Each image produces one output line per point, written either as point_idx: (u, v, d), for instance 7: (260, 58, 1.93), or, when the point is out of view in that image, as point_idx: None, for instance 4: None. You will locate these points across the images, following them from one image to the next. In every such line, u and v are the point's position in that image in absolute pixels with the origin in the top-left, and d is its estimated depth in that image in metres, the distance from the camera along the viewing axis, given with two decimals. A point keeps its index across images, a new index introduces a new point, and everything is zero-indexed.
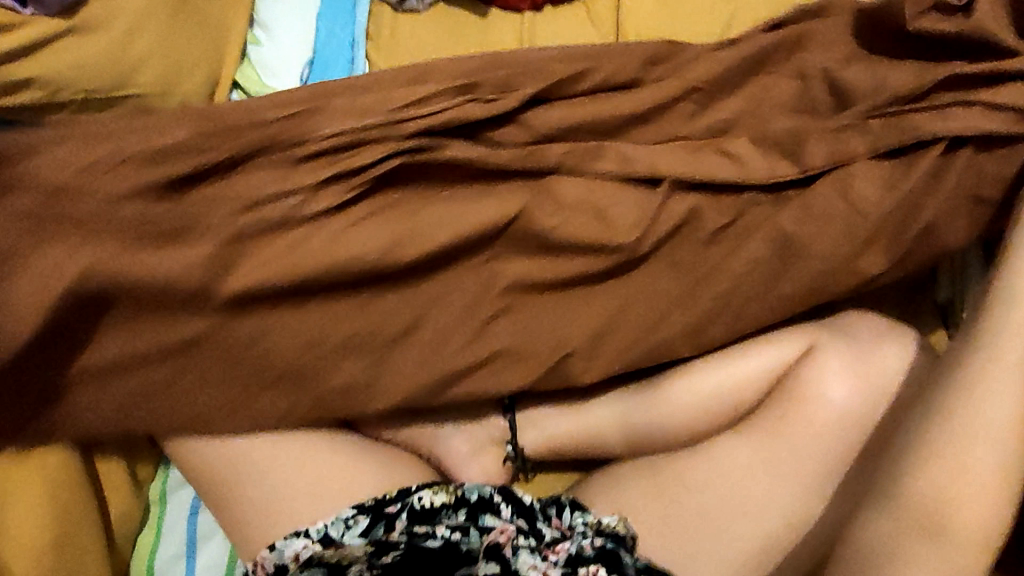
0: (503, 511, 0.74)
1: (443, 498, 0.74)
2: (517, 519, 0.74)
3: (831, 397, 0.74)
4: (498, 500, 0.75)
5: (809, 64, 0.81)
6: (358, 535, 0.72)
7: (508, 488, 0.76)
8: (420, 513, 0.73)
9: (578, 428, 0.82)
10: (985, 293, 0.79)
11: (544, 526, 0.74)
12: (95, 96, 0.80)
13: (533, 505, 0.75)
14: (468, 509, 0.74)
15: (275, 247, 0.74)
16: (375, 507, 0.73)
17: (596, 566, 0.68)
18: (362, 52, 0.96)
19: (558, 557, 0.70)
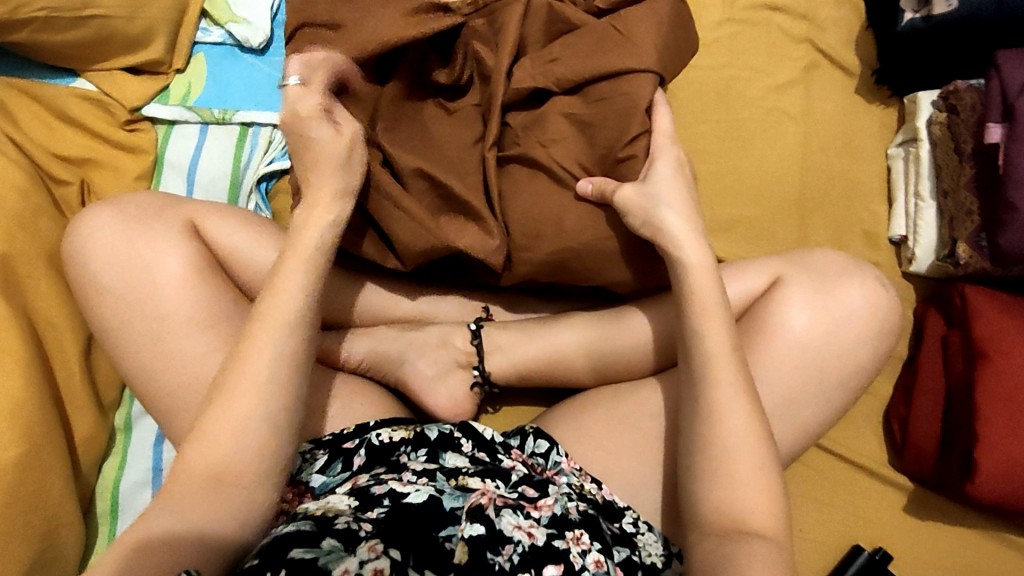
0: (463, 447, 0.74)
1: (401, 433, 0.73)
2: (476, 454, 0.74)
3: (792, 325, 0.73)
4: (459, 436, 0.74)
5: (736, 37, 0.93)
6: (315, 472, 0.71)
7: (467, 424, 0.75)
8: (378, 450, 0.72)
9: (542, 356, 0.83)
10: (928, 227, 0.85)
11: (502, 457, 0.74)
12: (65, 16, 0.80)
13: (493, 440, 0.75)
14: (427, 449, 0.72)
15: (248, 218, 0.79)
16: (333, 443, 0.73)
17: (580, 532, 0.65)
18: None
19: (541, 514, 0.65)
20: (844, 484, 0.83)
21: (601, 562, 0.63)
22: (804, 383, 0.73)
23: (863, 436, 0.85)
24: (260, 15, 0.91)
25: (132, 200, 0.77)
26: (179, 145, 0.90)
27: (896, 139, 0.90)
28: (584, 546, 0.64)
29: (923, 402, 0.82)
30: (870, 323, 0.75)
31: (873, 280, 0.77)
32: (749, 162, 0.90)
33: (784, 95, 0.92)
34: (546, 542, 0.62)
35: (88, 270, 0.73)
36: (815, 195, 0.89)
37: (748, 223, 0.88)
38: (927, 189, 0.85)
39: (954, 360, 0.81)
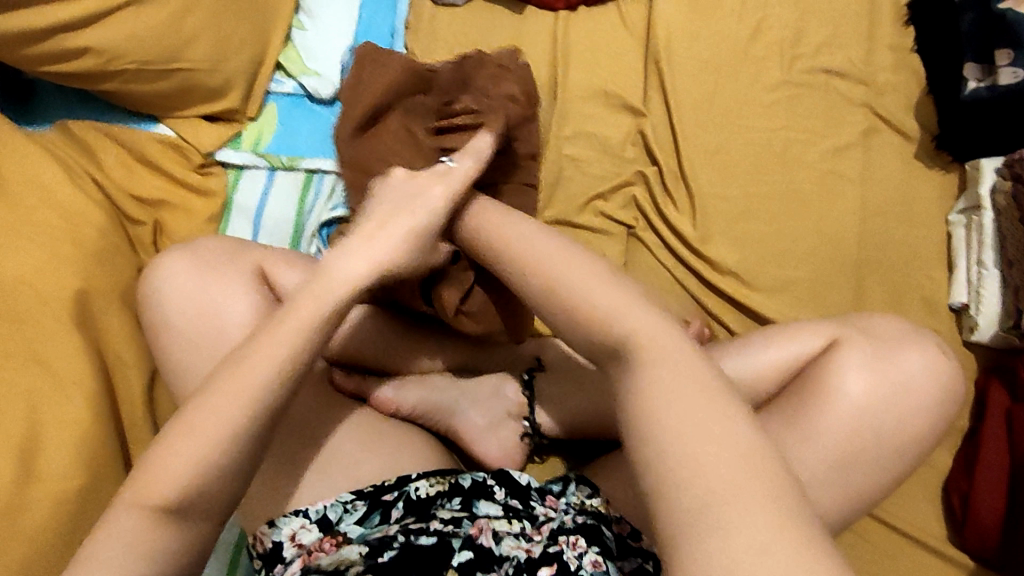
0: (497, 494, 0.73)
1: (438, 486, 0.72)
2: (511, 501, 0.73)
3: (848, 390, 0.72)
4: (492, 484, 0.73)
5: (794, 100, 0.94)
6: (353, 523, 0.70)
7: (502, 470, 0.75)
8: (415, 504, 0.71)
9: (592, 410, 0.83)
10: (991, 296, 0.83)
11: (536, 504, 0.73)
12: (152, 68, 0.85)
13: (527, 485, 0.74)
14: (462, 497, 0.72)
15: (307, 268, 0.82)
16: (371, 493, 0.71)
17: (576, 537, 0.66)
18: (402, 42, 0.99)
19: (542, 535, 0.68)
20: (899, 557, 0.81)
21: (599, 563, 0.64)
22: (859, 451, 0.71)
23: (920, 508, 0.82)
24: (331, 68, 0.95)
25: (203, 244, 0.80)
26: (247, 189, 0.93)
27: (957, 206, 0.89)
28: (580, 550, 0.65)
29: (986, 478, 0.79)
30: (931, 392, 0.73)
31: (934, 348, 0.75)
32: (805, 224, 0.89)
33: (841, 157, 0.92)
34: (542, 552, 0.65)
35: (162, 311, 0.77)
36: (872, 259, 0.89)
37: (803, 284, 0.88)
38: (990, 257, 0.84)
39: (1021, 436, 0.79)
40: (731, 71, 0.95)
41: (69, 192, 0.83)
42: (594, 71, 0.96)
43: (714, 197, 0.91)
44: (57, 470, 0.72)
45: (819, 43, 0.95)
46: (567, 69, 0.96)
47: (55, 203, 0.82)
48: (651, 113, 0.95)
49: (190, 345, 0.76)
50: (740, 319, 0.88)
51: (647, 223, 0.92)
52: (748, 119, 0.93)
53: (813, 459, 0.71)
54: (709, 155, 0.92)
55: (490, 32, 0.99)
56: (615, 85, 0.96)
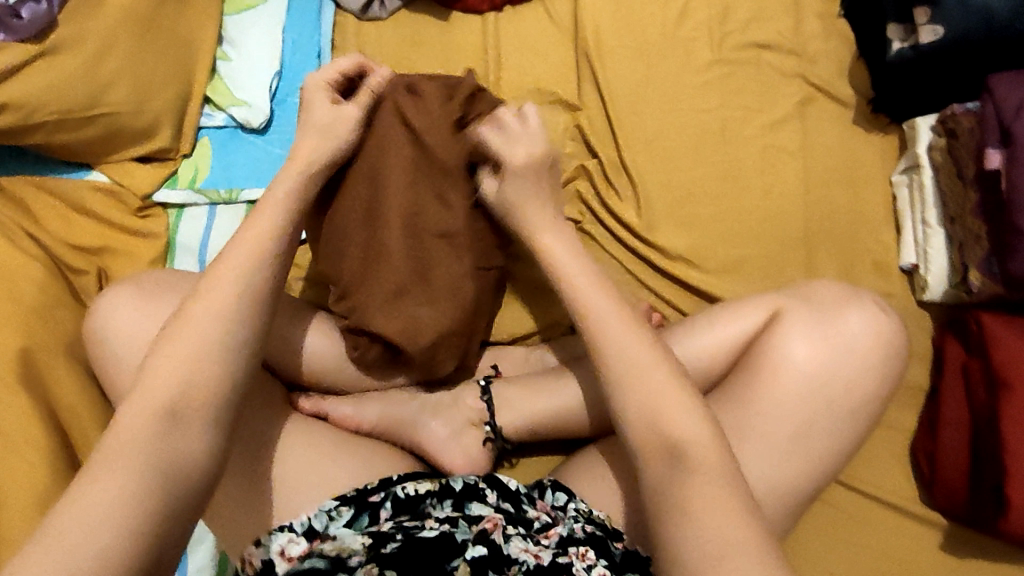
0: (488, 497, 0.73)
1: (428, 486, 0.73)
2: (502, 504, 0.73)
3: (795, 358, 0.71)
4: (484, 487, 0.74)
5: (728, 76, 0.93)
6: (342, 526, 0.70)
7: (492, 475, 0.75)
8: (403, 502, 0.72)
9: (552, 412, 0.83)
10: (938, 255, 0.83)
11: (528, 508, 0.74)
12: (75, 117, 0.83)
13: (518, 489, 0.75)
14: (453, 500, 0.73)
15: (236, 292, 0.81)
16: (358, 497, 0.72)
17: (586, 548, 0.68)
18: (327, 60, 0.97)
19: (550, 540, 0.69)
20: (871, 521, 0.81)
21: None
22: (812, 419, 0.71)
23: (889, 470, 0.82)
24: (259, 95, 0.94)
25: (144, 278, 0.80)
26: (190, 226, 0.93)
27: (899, 166, 0.89)
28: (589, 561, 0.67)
29: (948, 435, 0.79)
30: (877, 349, 0.72)
31: (876, 307, 0.74)
32: (750, 200, 0.89)
33: (779, 131, 0.91)
34: (551, 560, 0.67)
35: (104, 350, 0.76)
36: (819, 228, 0.88)
37: (752, 262, 0.88)
38: (934, 216, 0.83)
39: (977, 390, 0.78)
40: (661, 56, 0.94)
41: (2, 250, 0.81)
42: (525, 70, 0.95)
43: (656, 184, 0.90)
44: (14, 532, 0.71)
45: (747, 18, 0.95)
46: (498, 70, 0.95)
47: None
48: (586, 106, 0.94)
49: None
50: (695, 301, 0.88)
51: (595, 217, 0.91)
52: (683, 102, 0.93)
53: (765, 427, 0.70)
54: (647, 141, 0.92)
55: (418, 40, 0.98)
56: (548, 81, 0.95)
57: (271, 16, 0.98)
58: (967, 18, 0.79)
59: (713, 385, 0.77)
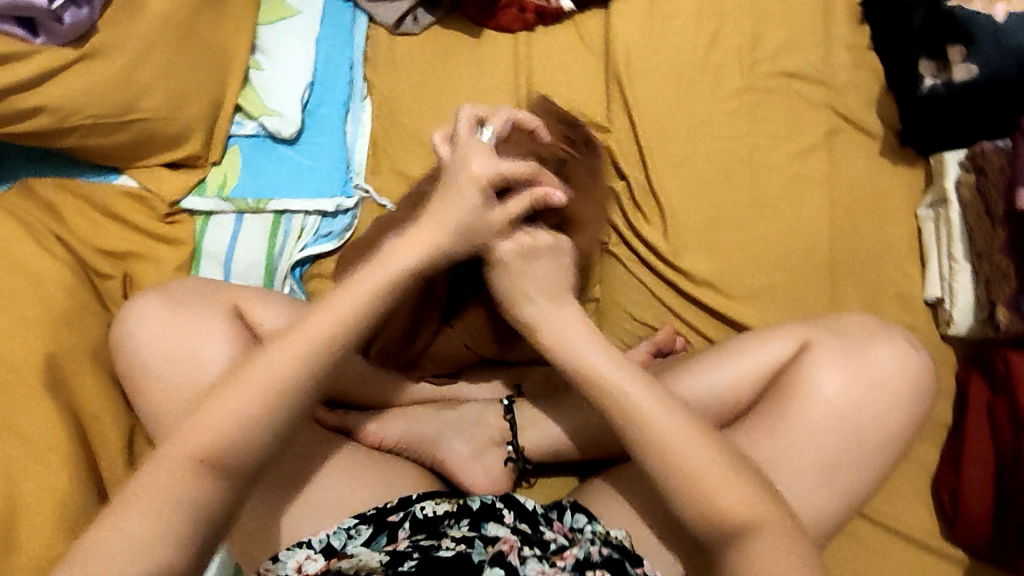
0: (505, 517, 0.73)
1: (445, 506, 0.74)
2: (518, 524, 0.73)
3: (823, 391, 0.73)
4: (500, 507, 0.74)
5: (757, 105, 0.94)
6: (359, 545, 0.70)
7: (510, 495, 0.76)
8: (422, 522, 0.72)
9: (574, 434, 0.83)
10: (964, 290, 0.83)
11: (545, 529, 0.73)
12: (109, 121, 0.84)
13: (535, 510, 0.75)
14: (469, 519, 0.73)
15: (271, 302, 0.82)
16: (377, 516, 0.73)
17: (602, 573, 0.66)
18: (361, 75, 0.99)
19: (566, 562, 0.67)
20: (892, 555, 0.81)
21: None
22: (840, 451, 0.72)
23: (910, 502, 0.83)
24: (290, 106, 0.95)
25: (177, 286, 0.80)
26: (216, 235, 0.93)
27: (925, 200, 0.90)
28: None
29: (972, 472, 0.79)
30: (903, 382, 0.73)
31: (904, 342, 0.76)
32: (776, 228, 0.90)
33: (807, 160, 0.92)
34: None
35: (133, 358, 0.77)
36: (845, 259, 0.89)
37: (777, 290, 0.88)
38: (960, 251, 0.84)
39: (1003, 428, 0.78)
40: (692, 82, 0.95)
41: (31, 251, 0.82)
42: (555, 91, 0.96)
43: (683, 209, 0.91)
44: (36, 540, 0.71)
45: (777, 47, 0.96)
46: (530, 90, 0.96)
47: (19, 264, 0.81)
48: (616, 128, 0.95)
49: (166, 398, 0.76)
50: (719, 326, 0.88)
51: (621, 240, 0.92)
52: (712, 129, 0.93)
53: (795, 456, 0.71)
54: (676, 166, 0.92)
55: (450, 56, 0.98)
56: (578, 102, 0.96)
57: (304, 27, 0.99)
58: (1000, 58, 0.80)
59: (739, 415, 0.77)
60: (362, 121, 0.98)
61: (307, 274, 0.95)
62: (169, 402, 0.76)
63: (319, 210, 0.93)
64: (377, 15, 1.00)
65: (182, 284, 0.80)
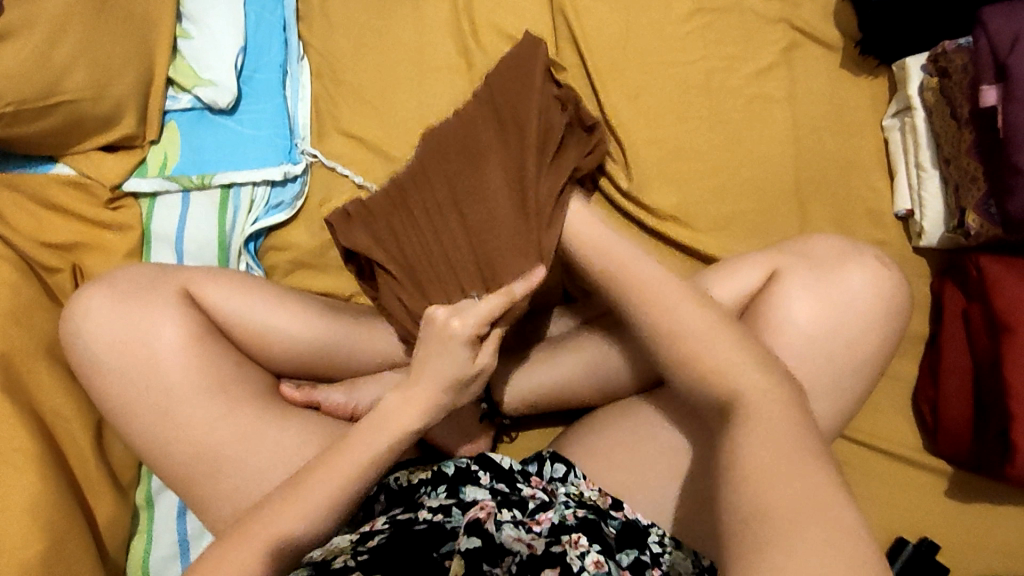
0: (482, 479, 0.73)
1: (421, 475, 0.74)
2: (496, 485, 0.73)
3: (794, 318, 0.69)
4: (476, 469, 0.74)
5: (710, 26, 0.90)
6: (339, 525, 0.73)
7: (485, 456, 0.75)
8: (397, 493, 0.73)
9: (549, 381, 0.82)
10: (933, 198, 0.81)
11: (523, 486, 0.73)
12: (32, 107, 0.79)
13: (511, 468, 0.74)
14: (447, 485, 0.72)
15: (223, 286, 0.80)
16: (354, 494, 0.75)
17: (578, 535, 0.66)
18: (295, 34, 0.95)
19: (543, 527, 0.68)
20: (873, 471, 0.81)
21: (601, 562, 0.64)
22: (815, 377, 0.69)
23: (888, 418, 0.82)
24: (224, 74, 0.90)
25: (123, 275, 0.78)
26: (164, 217, 0.90)
27: (889, 110, 0.87)
28: (583, 548, 0.65)
29: (950, 381, 0.78)
30: (877, 301, 0.70)
31: (876, 261, 0.71)
32: (739, 153, 0.86)
33: (766, 80, 0.88)
34: (545, 550, 0.65)
35: (85, 352, 0.75)
36: (811, 179, 0.86)
37: (743, 218, 0.86)
38: (927, 158, 0.81)
39: (979, 336, 0.77)
40: (640, 8, 0.90)
41: None
42: (499, 30, 0.91)
43: (642, 142, 0.88)
44: (12, 542, 0.70)
45: None
46: (473, 34, 0.91)
47: None
48: (566, 66, 0.91)
49: (126, 388, 0.74)
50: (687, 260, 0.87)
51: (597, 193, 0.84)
52: (664, 56, 0.89)
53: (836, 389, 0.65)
54: (631, 99, 0.88)
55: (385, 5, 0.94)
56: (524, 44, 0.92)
57: None
58: None
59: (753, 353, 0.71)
60: (302, 82, 0.94)
61: (262, 247, 0.93)
62: (130, 391, 0.74)
63: (267, 179, 0.90)
64: None
65: (132, 270, 0.79)
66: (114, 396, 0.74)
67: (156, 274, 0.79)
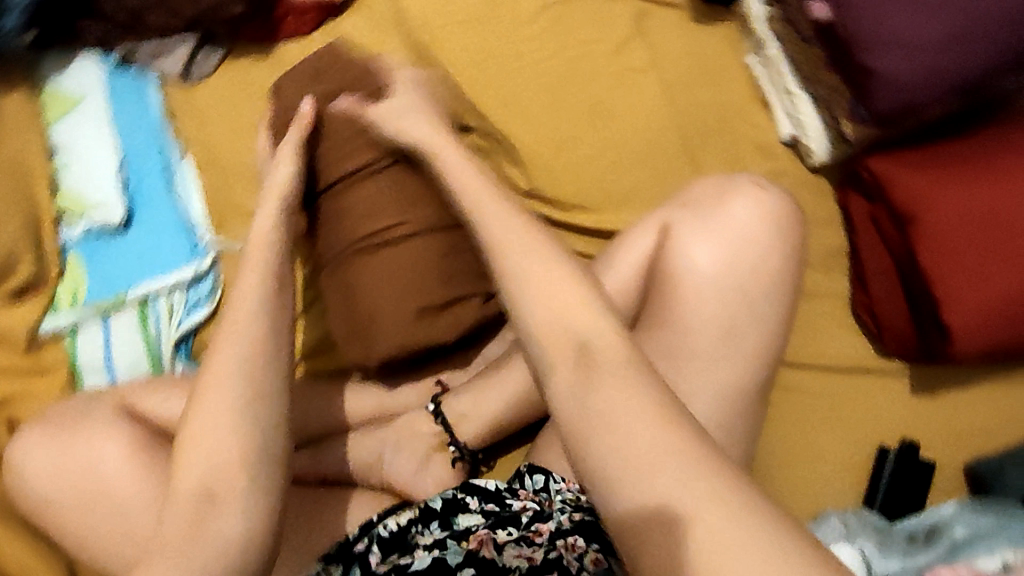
0: (471, 505, 0.71)
1: (408, 516, 0.72)
2: (487, 506, 0.71)
3: (700, 272, 0.69)
4: (463, 496, 0.72)
5: (560, 17, 0.92)
6: None
7: (468, 481, 0.73)
8: (389, 541, 0.70)
9: (507, 405, 0.82)
10: (811, 118, 0.83)
11: (512, 501, 0.71)
12: None
13: (498, 487, 0.73)
14: (438, 520, 0.71)
15: (158, 395, 0.79)
16: (342, 552, 0.71)
17: (575, 538, 0.66)
18: (170, 135, 0.95)
19: (542, 536, 0.67)
20: (833, 391, 0.82)
21: (599, 559, 0.65)
22: (743, 316, 0.69)
23: (833, 335, 0.83)
24: (111, 193, 0.91)
25: (56, 413, 0.77)
26: (88, 347, 0.89)
27: (749, 49, 0.90)
28: (580, 550, 0.65)
29: (877, 284, 0.80)
30: (765, 223, 0.70)
31: (754, 185, 0.72)
32: (621, 127, 0.88)
33: (627, 52, 0.91)
34: (543, 558, 0.65)
35: (34, 499, 0.74)
36: (695, 132, 0.88)
37: (641, 187, 0.87)
38: (793, 83, 0.84)
39: (889, 233, 0.79)
40: (491, 21, 0.93)
41: None
42: None
43: (529, 142, 0.89)
44: None
45: None
46: None
47: None
48: None
49: (82, 522, 0.73)
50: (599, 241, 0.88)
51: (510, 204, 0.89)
52: (526, 58, 0.91)
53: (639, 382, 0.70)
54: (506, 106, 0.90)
55: (251, 87, 0.96)
56: None
57: (94, 112, 0.94)
58: None
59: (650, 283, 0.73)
60: (189, 179, 0.94)
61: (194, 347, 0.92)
62: (86, 524, 0.73)
63: (180, 281, 0.90)
64: (161, 70, 0.95)
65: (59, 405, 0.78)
66: (72, 534, 0.73)
67: (89, 404, 0.78)
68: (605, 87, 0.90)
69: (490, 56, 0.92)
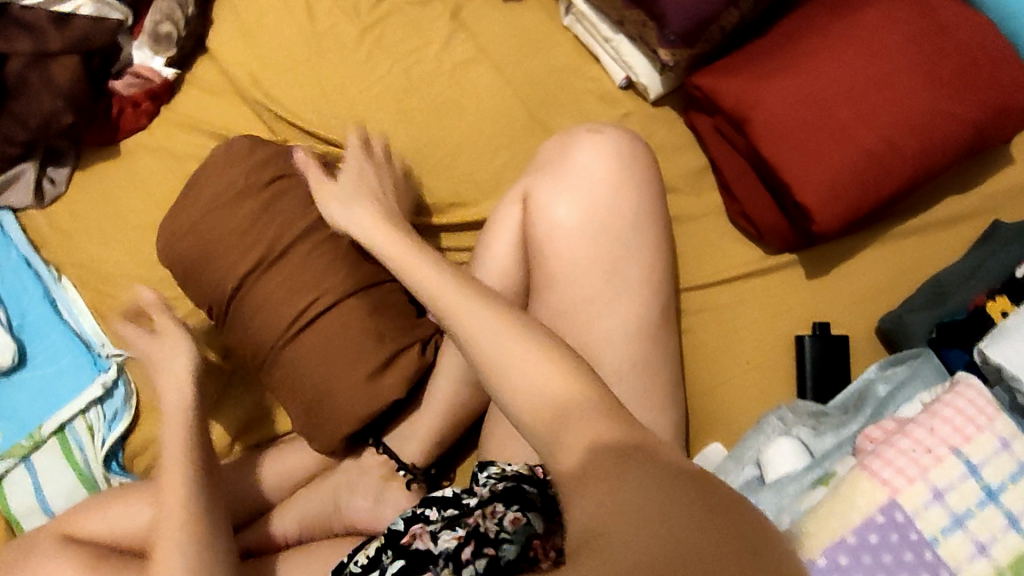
0: (430, 514, 0.67)
1: (374, 544, 0.69)
2: (448, 510, 0.67)
3: (564, 228, 0.71)
4: (421, 508, 0.68)
5: (382, 34, 0.94)
6: None
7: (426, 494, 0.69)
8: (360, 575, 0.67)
9: (442, 416, 0.81)
10: (635, 57, 0.86)
11: (469, 496, 0.67)
12: None
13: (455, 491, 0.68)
14: (401, 540, 0.66)
15: (95, 516, 0.77)
16: None
17: (506, 507, 0.63)
18: (40, 262, 0.93)
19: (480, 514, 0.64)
20: (737, 299, 0.84)
21: (523, 519, 0.61)
22: (618, 256, 0.71)
23: (722, 248, 0.86)
24: None
25: None
26: (19, 493, 0.87)
27: (563, 11, 0.93)
28: (506, 516, 0.62)
29: (742, 189, 0.83)
30: (611, 163, 0.73)
31: (590, 133, 0.74)
32: (469, 119, 0.90)
33: (454, 47, 0.93)
34: (473, 536, 0.62)
35: None
36: (539, 103, 0.90)
37: (505, 168, 0.89)
38: (607, 29, 0.87)
39: (735, 139, 0.82)
40: (317, 58, 0.94)
41: None
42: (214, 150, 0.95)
43: None
44: None
45: None
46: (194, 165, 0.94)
47: None
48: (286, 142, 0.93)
49: None
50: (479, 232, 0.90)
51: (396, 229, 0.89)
52: (361, 83, 0.93)
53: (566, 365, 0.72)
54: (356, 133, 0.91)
55: (107, 191, 0.95)
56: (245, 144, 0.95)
57: None
58: None
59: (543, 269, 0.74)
60: (72, 299, 0.93)
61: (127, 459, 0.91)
62: None
63: (92, 400, 0.89)
64: (11, 202, 0.94)
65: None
66: None
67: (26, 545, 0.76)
68: (443, 87, 0.91)
69: (327, 91, 0.93)
